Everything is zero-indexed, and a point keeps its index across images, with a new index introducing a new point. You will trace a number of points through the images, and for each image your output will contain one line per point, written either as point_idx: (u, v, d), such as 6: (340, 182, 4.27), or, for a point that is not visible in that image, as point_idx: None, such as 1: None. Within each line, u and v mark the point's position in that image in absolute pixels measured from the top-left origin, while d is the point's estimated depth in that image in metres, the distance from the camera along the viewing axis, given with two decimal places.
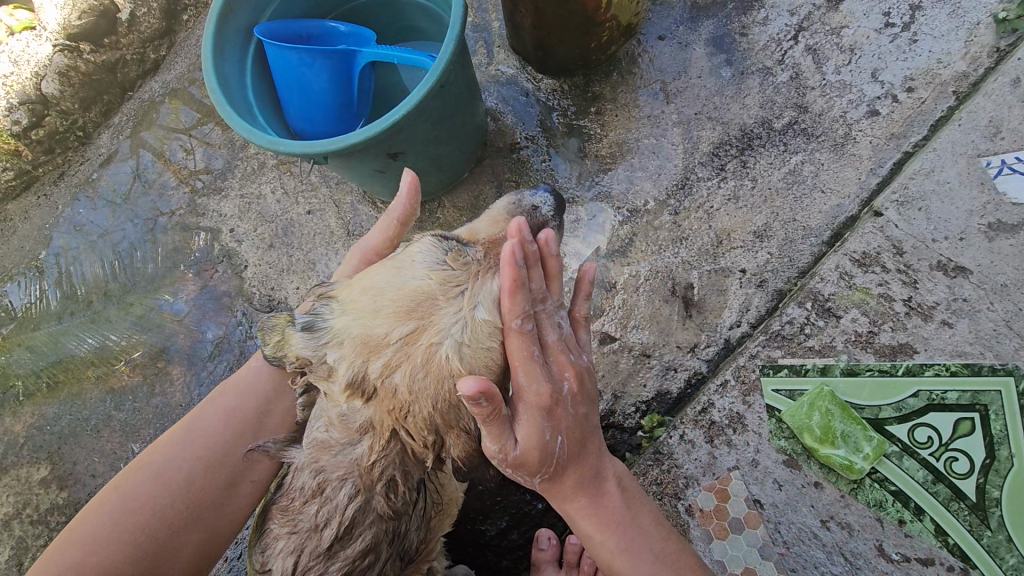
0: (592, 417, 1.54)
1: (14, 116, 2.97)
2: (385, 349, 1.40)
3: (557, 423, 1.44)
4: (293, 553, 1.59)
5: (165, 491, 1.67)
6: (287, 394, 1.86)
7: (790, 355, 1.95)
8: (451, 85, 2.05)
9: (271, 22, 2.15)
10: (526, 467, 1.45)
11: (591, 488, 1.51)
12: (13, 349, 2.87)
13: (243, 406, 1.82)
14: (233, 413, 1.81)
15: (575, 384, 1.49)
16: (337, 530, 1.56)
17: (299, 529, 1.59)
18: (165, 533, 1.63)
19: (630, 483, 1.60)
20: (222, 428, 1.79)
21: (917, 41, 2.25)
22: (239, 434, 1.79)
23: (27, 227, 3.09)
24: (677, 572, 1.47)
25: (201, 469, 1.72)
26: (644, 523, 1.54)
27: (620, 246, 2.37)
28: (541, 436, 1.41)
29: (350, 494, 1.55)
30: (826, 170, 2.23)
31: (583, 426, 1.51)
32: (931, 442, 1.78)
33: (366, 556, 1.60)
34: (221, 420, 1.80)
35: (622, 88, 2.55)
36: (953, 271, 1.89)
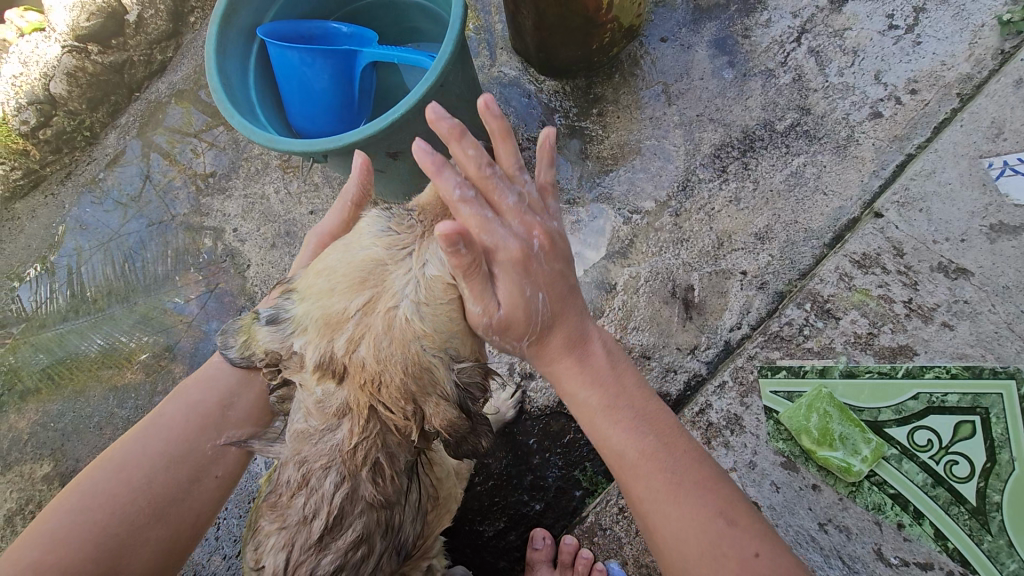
0: (569, 276, 1.48)
1: (24, 116, 3.04)
2: (346, 324, 1.39)
3: (534, 279, 1.39)
4: (285, 547, 1.59)
5: (124, 487, 1.57)
6: (253, 385, 1.80)
7: (788, 356, 1.94)
8: (452, 83, 2.05)
9: (275, 23, 2.18)
10: (512, 329, 1.41)
11: (576, 347, 1.47)
12: (21, 347, 2.91)
13: (207, 399, 1.76)
14: (197, 407, 1.74)
15: (546, 241, 1.41)
16: (327, 521, 1.55)
17: (289, 523, 1.60)
18: (127, 531, 1.53)
19: (617, 350, 1.55)
20: (186, 422, 1.71)
21: (921, 43, 2.24)
22: (204, 427, 1.72)
23: (34, 226, 3.12)
24: (667, 432, 1.41)
25: (165, 463, 1.63)
26: (631, 386, 1.48)
27: (621, 247, 2.37)
28: (521, 291, 1.36)
29: (336, 482, 1.54)
30: (829, 172, 2.22)
31: (563, 287, 1.45)
32: (931, 445, 1.76)
33: (359, 547, 1.60)
34: (184, 415, 1.72)
35: (624, 89, 2.55)
36: (954, 273, 1.87)
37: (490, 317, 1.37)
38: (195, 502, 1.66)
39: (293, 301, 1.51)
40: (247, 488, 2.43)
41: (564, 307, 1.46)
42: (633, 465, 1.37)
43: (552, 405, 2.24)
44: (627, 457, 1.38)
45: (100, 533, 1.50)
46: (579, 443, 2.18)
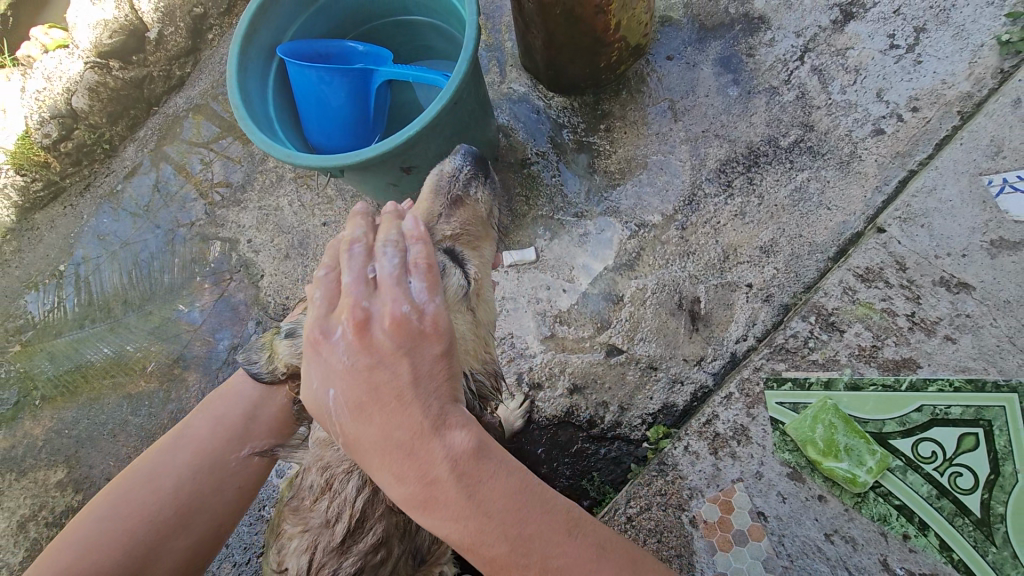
0: (381, 371, 1.10)
1: (46, 129, 3.13)
2: None
3: (327, 374, 1.15)
4: (307, 551, 1.63)
5: (153, 497, 1.60)
6: (274, 400, 1.80)
7: (794, 368, 1.97)
8: (463, 102, 2.11)
9: (292, 41, 2.24)
10: (324, 422, 1.22)
11: (398, 455, 1.09)
12: (37, 353, 2.97)
13: (234, 411, 1.77)
14: (224, 418, 1.76)
15: (350, 332, 1.13)
16: (349, 525, 1.61)
17: (311, 528, 1.65)
18: (151, 541, 1.56)
19: (479, 452, 1.10)
20: (213, 435, 1.72)
21: (922, 62, 2.30)
22: (230, 440, 1.73)
23: (53, 236, 3.20)
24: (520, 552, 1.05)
25: (191, 475, 1.66)
26: (486, 499, 1.07)
27: (628, 260, 2.41)
28: (313, 386, 1.19)
29: (358, 486, 1.61)
30: (832, 188, 2.26)
31: (376, 382, 1.10)
32: (935, 457, 1.78)
33: (378, 551, 1.64)
34: (210, 426, 1.74)
35: (631, 105, 2.62)
36: (956, 287, 1.91)
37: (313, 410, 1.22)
38: (217, 513, 1.69)
39: None
40: (259, 495, 2.47)
41: (379, 409, 1.10)
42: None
43: (559, 415, 2.28)
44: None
45: (127, 542, 1.53)
46: (586, 453, 2.22)
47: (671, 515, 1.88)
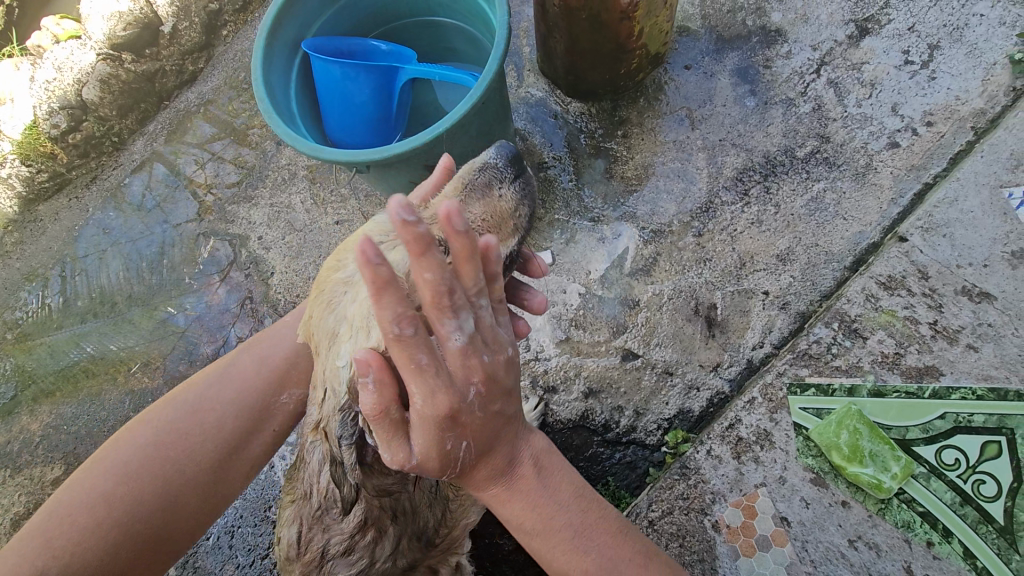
0: (507, 407, 1.36)
1: (55, 120, 3.10)
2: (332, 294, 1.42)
3: (460, 430, 1.26)
4: (294, 522, 1.67)
5: (179, 462, 1.64)
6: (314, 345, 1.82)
7: (817, 374, 1.98)
8: (490, 101, 2.12)
9: (316, 38, 2.25)
10: (428, 472, 1.33)
11: (501, 478, 1.43)
12: (36, 349, 2.90)
13: (275, 355, 1.80)
14: (267, 359, 1.80)
15: (483, 388, 1.24)
16: (321, 502, 1.59)
17: (298, 499, 1.67)
18: (198, 469, 1.67)
19: (549, 461, 1.50)
20: (255, 378, 1.78)
21: (936, 78, 2.34)
22: (271, 384, 1.78)
23: (56, 228, 3.15)
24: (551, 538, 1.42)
25: (233, 413, 1.74)
26: (560, 495, 1.46)
27: (644, 265, 2.42)
28: (439, 446, 1.26)
29: (321, 461, 1.54)
30: (848, 199, 2.29)
31: (498, 425, 1.35)
32: (959, 464, 1.79)
33: (365, 531, 1.64)
34: (254, 367, 1.79)
35: (649, 113, 2.64)
36: (977, 296, 1.93)
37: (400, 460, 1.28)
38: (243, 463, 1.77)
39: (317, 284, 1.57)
40: (264, 495, 2.44)
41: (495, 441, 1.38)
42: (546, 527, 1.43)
43: (574, 419, 2.27)
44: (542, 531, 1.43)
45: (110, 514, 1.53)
46: (601, 457, 2.21)
47: (693, 519, 1.87)
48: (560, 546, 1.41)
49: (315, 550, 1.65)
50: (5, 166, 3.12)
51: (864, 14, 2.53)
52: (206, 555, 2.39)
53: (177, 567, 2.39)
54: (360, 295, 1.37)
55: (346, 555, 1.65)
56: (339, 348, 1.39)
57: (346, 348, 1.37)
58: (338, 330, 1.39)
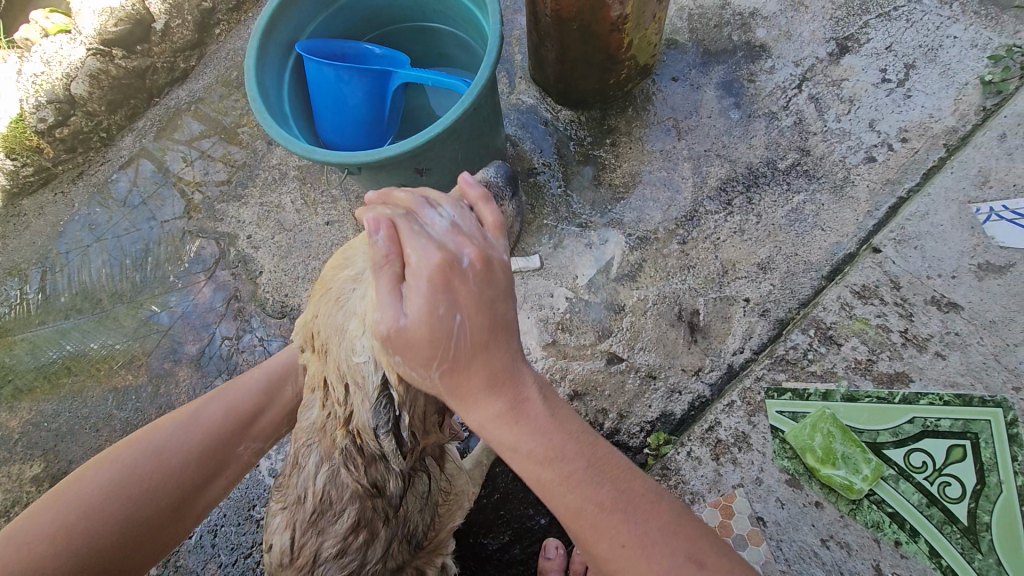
0: (509, 313, 1.24)
1: (42, 114, 3.07)
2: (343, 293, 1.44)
3: (454, 299, 1.15)
4: (288, 528, 1.69)
5: (142, 499, 1.65)
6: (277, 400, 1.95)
7: (793, 378, 2.05)
8: (481, 107, 2.16)
9: (311, 39, 2.28)
10: (415, 350, 1.17)
11: (504, 389, 1.21)
12: (17, 345, 2.87)
13: (243, 405, 1.89)
14: (235, 408, 1.88)
15: (478, 262, 1.19)
16: (316, 504, 1.65)
17: (289, 504, 1.71)
18: (158, 509, 1.68)
19: (557, 397, 1.30)
20: (221, 425, 1.85)
21: (911, 96, 2.44)
22: (233, 432, 1.87)
23: (40, 223, 3.12)
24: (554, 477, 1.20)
25: (197, 457, 1.78)
26: (569, 428, 1.25)
27: (629, 271, 2.48)
28: (431, 312, 1.14)
29: (318, 462, 1.64)
30: (826, 210, 2.37)
31: (497, 323, 1.21)
32: (926, 467, 1.86)
33: (357, 534, 1.67)
34: (220, 416, 1.86)
35: (636, 122, 2.71)
36: (946, 306, 2.01)
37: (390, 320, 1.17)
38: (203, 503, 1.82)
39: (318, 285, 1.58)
40: (249, 494, 2.44)
41: (493, 343, 1.20)
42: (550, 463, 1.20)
43: None
44: (546, 469, 1.20)
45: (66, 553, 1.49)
46: None
47: None
48: (573, 485, 1.20)
49: (308, 554, 1.66)
50: None
51: (844, 33, 2.63)
52: (187, 554, 2.39)
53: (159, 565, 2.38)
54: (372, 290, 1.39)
55: (338, 557, 1.67)
56: (352, 344, 1.42)
57: (362, 342, 1.40)
58: (349, 326, 1.42)
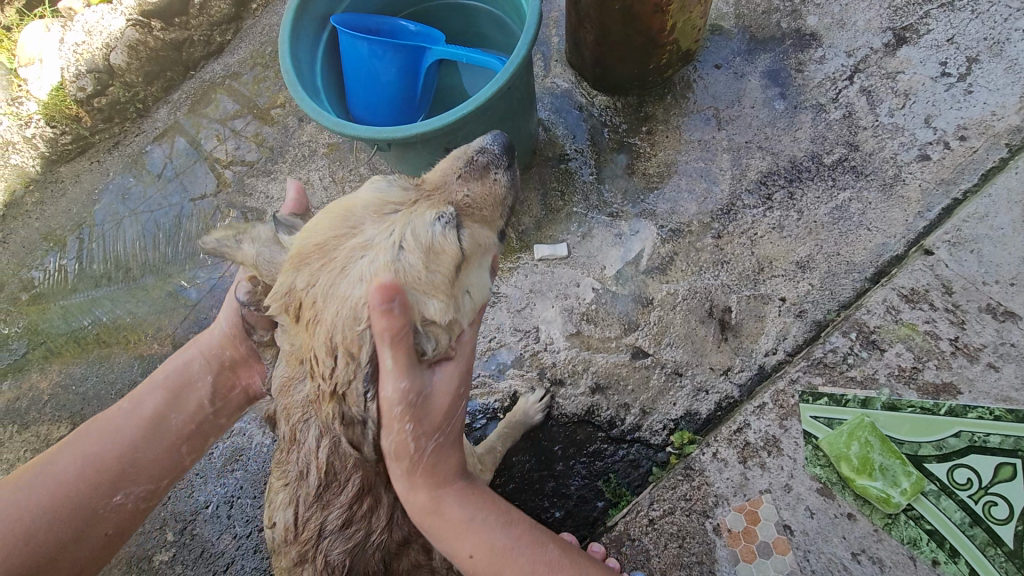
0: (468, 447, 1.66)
1: (82, 83, 3.13)
2: (345, 266, 1.47)
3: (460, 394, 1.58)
4: (290, 505, 1.66)
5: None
6: (164, 436, 1.80)
7: (831, 383, 1.95)
8: (516, 88, 2.10)
9: (345, 14, 2.24)
10: (426, 414, 1.48)
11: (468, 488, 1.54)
12: (50, 308, 2.93)
13: (109, 451, 1.69)
14: (103, 457, 1.68)
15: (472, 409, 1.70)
16: (320, 478, 1.62)
17: (291, 481, 1.68)
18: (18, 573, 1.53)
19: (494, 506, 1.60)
20: (84, 472, 1.65)
21: (973, 92, 2.29)
22: (104, 480, 1.67)
23: (76, 190, 3.17)
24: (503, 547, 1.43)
25: (56, 517, 1.59)
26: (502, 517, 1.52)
27: (660, 263, 2.39)
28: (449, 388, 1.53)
29: (318, 436, 1.62)
30: (874, 209, 2.24)
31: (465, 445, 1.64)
32: (971, 484, 1.77)
33: (363, 501, 1.61)
34: (79, 465, 1.65)
35: (674, 110, 2.61)
36: (1002, 315, 1.90)
37: (402, 396, 1.44)
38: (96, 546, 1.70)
39: (299, 252, 1.55)
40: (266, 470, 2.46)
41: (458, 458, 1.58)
42: (501, 554, 1.42)
43: (579, 413, 2.25)
44: (495, 548, 1.42)
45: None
46: (604, 453, 2.19)
47: (694, 521, 1.85)
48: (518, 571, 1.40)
49: (312, 529, 1.62)
50: (30, 126, 3.15)
51: (903, 23, 2.48)
52: (204, 524, 2.41)
53: (175, 533, 2.40)
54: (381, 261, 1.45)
55: (344, 527, 1.60)
56: (355, 318, 1.43)
57: (371, 312, 1.42)
58: (354, 296, 1.44)
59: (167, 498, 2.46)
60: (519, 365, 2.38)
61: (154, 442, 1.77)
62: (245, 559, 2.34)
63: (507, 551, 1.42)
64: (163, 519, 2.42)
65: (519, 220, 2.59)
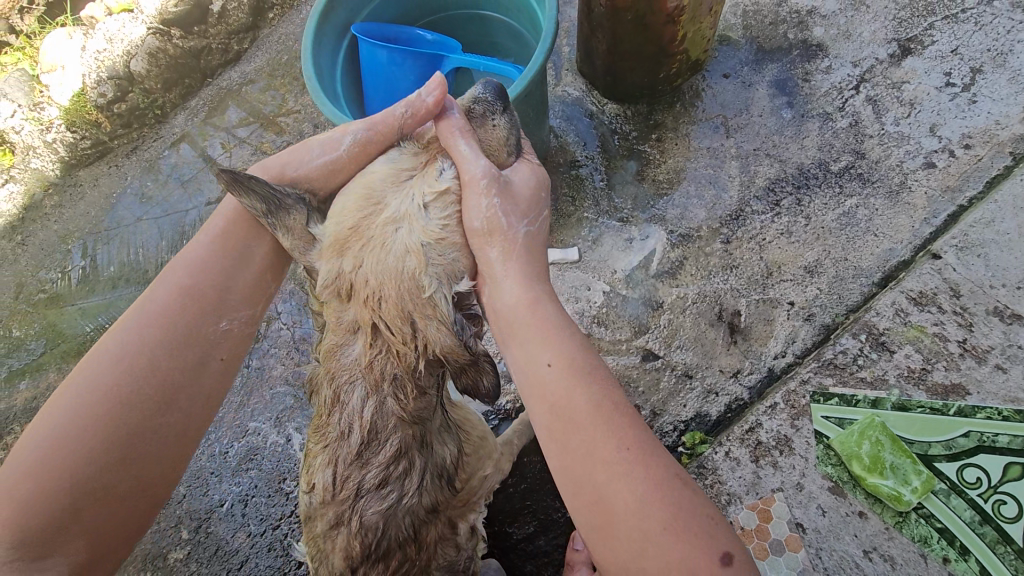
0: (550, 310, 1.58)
1: (102, 89, 3.20)
2: (385, 239, 1.45)
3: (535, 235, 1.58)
4: (330, 465, 1.68)
5: (113, 410, 1.35)
6: (251, 260, 1.60)
7: (841, 384, 1.99)
8: (532, 96, 2.16)
9: (365, 24, 2.31)
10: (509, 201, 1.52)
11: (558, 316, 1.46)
12: (67, 310, 2.97)
13: (200, 281, 1.52)
14: (194, 289, 1.50)
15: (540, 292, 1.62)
16: (362, 437, 1.63)
17: (330, 443, 1.68)
18: (141, 416, 1.37)
19: None
20: (183, 307, 1.47)
21: (976, 102, 2.34)
22: (202, 311, 1.50)
23: (94, 194, 3.23)
24: (581, 372, 1.31)
25: (165, 352, 1.43)
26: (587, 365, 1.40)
27: (670, 268, 2.43)
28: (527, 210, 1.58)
29: (362, 397, 1.62)
30: (881, 215, 2.29)
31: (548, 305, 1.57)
32: (980, 483, 1.80)
33: (399, 462, 1.66)
34: (176, 298, 1.48)
35: (684, 118, 2.66)
36: (1009, 317, 1.94)
37: (488, 171, 1.49)
38: (199, 402, 1.48)
39: (332, 238, 1.49)
40: (280, 468, 2.49)
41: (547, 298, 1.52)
42: (580, 374, 1.30)
43: None
44: (576, 365, 1.31)
45: (45, 526, 1.26)
46: None
47: None
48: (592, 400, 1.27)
49: (350, 488, 1.66)
50: (51, 131, 3.22)
51: (907, 34, 2.54)
52: (219, 522, 2.43)
53: (190, 531, 2.43)
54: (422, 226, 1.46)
55: (381, 487, 1.66)
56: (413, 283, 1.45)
57: (426, 275, 1.46)
58: (406, 265, 1.44)
59: (182, 497, 2.48)
60: None
61: (241, 268, 1.58)
62: (259, 557, 2.37)
63: (585, 377, 1.30)
64: (179, 517, 2.45)
65: None
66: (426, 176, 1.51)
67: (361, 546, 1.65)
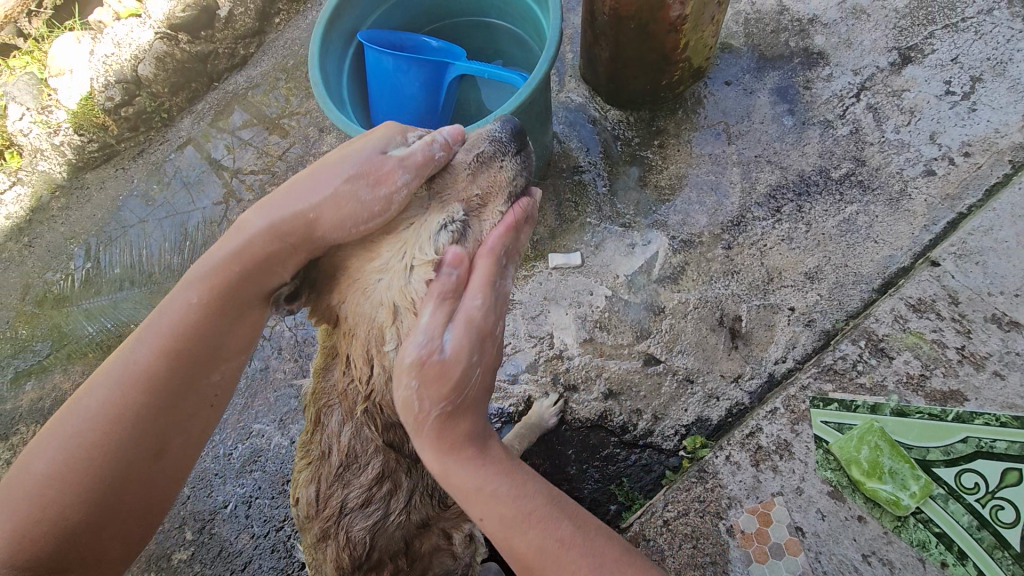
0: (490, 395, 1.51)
1: (110, 92, 3.23)
2: (366, 284, 1.50)
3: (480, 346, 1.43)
4: (312, 482, 1.69)
5: (99, 464, 1.32)
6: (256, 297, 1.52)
7: (841, 390, 2.00)
8: (535, 105, 2.19)
9: (372, 30, 2.33)
10: (431, 379, 1.37)
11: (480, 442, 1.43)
12: (74, 311, 3.00)
13: (196, 328, 1.45)
14: (190, 336, 1.44)
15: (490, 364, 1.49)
16: (342, 459, 1.66)
17: (314, 461, 1.72)
18: (128, 469, 1.36)
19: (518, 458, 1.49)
20: (176, 357, 1.42)
21: (976, 110, 2.36)
22: (196, 360, 1.45)
23: (101, 196, 3.26)
24: (516, 517, 1.35)
25: (155, 408, 1.39)
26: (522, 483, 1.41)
27: (672, 273, 2.46)
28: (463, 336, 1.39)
29: (342, 420, 1.66)
30: (880, 222, 2.31)
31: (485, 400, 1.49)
32: (978, 488, 1.82)
33: (382, 484, 1.68)
34: (168, 347, 1.42)
35: (686, 125, 2.69)
36: (1007, 324, 1.96)
37: (420, 355, 1.37)
38: (191, 444, 1.49)
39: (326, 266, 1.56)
40: (284, 470, 2.51)
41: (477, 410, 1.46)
42: (514, 523, 1.35)
43: (592, 418, 2.31)
44: (507, 518, 1.35)
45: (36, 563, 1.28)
46: (617, 458, 2.24)
47: (708, 523, 1.89)
48: (534, 540, 1.33)
49: (333, 506, 1.67)
50: (59, 134, 3.24)
51: (908, 43, 2.57)
52: (223, 523, 2.46)
53: (194, 531, 2.45)
54: (397, 280, 1.46)
55: (365, 506, 1.67)
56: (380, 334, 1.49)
57: (389, 333, 1.47)
58: (376, 316, 1.48)
59: (186, 497, 2.50)
60: (535, 370, 2.43)
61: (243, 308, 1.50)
62: (262, 557, 2.39)
63: (520, 525, 1.34)
64: (183, 517, 2.47)
65: (534, 229, 2.65)
66: (417, 224, 1.50)
67: (350, 557, 1.66)
